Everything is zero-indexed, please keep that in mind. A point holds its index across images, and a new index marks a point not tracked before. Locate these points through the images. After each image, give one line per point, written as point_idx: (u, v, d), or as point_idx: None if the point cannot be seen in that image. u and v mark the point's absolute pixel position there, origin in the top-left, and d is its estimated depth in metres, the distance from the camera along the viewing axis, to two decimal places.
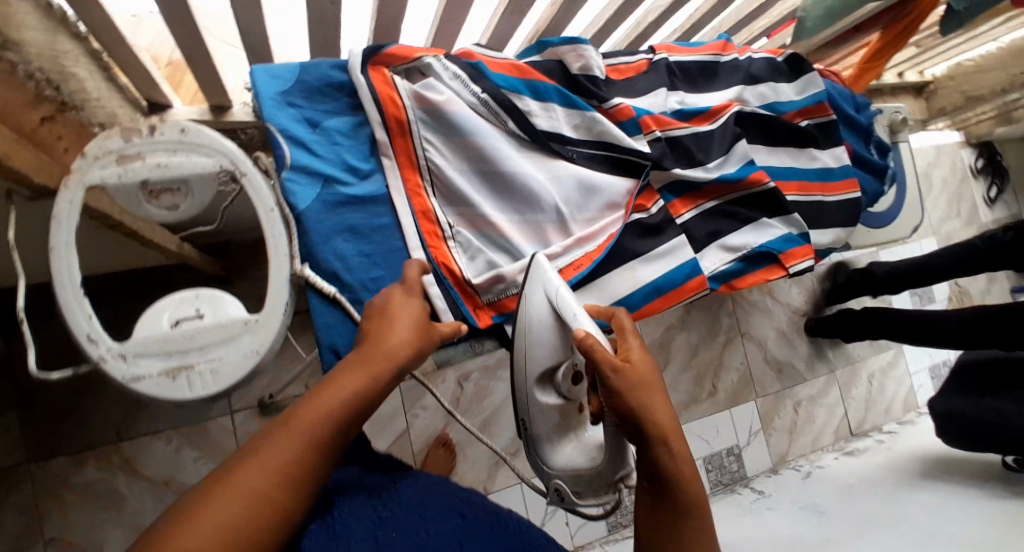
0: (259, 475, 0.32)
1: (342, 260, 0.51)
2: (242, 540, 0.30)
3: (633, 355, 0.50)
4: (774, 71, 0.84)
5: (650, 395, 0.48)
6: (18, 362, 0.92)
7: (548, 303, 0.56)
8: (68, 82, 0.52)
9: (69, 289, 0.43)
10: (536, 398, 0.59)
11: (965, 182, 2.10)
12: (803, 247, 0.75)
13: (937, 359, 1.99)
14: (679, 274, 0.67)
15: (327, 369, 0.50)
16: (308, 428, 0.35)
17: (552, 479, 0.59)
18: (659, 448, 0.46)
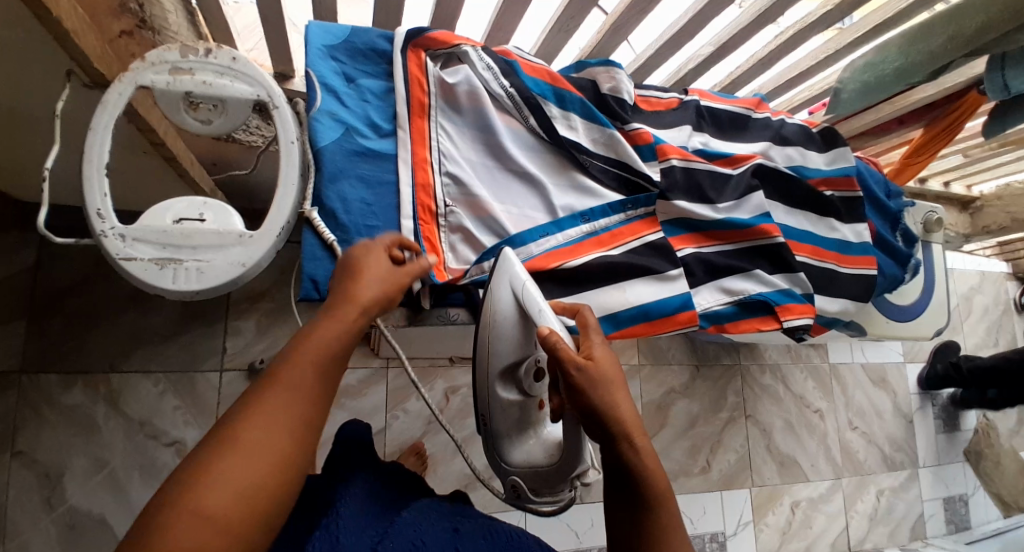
0: (275, 423, 0.34)
1: (344, 202, 0.54)
2: (276, 474, 0.33)
3: (596, 353, 0.49)
4: (806, 138, 0.86)
5: (612, 393, 0.46)
6: (44, 273, 0.98)
7: (514, 298, 0.55)
8: (152, 7, 0.59)
9: (94, 167, 0.47)
10: (497, 393, 0.59)
11: (1006, 314, 2.01)
12: (803, 305, 0.74)
13: (954, 491, 1.84)
14: (671, 303, 0.66)
15: (302, 296, 0.52)
16: (303, 373, 0.37)
17: (508, 475, 0.59)
18: (624, 447, 0.45)
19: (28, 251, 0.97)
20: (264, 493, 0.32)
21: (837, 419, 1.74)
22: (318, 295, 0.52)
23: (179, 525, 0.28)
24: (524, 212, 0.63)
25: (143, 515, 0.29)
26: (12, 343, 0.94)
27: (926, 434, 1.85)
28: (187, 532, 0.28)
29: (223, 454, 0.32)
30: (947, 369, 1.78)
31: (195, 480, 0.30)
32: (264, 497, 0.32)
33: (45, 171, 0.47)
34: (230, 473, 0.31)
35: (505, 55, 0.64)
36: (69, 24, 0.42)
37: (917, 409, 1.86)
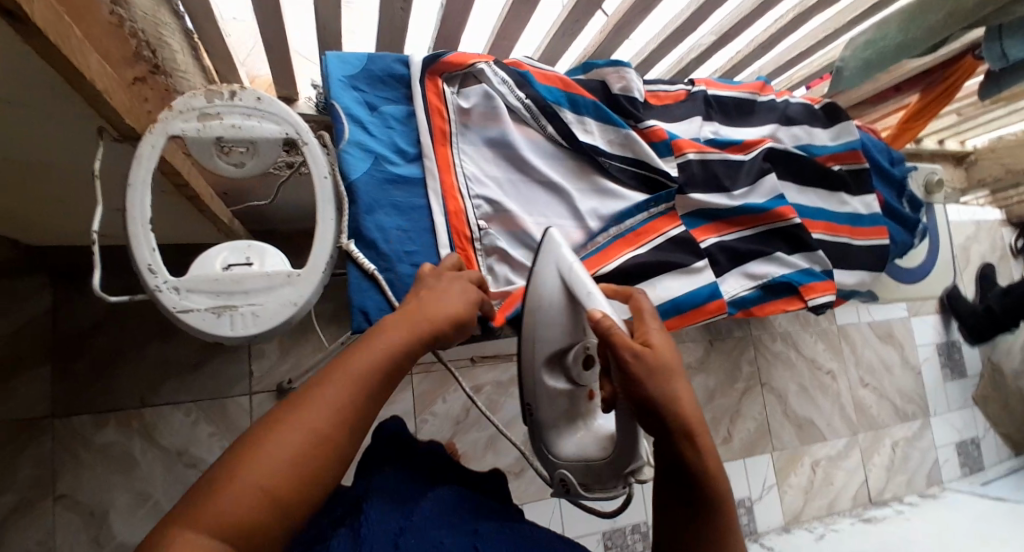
0: (317, 420, 0.34)
1: (381, 231, 0.55)
2: (305, 471, 0.32)
3: (654, 341, 0.47)
4: (810, 115, 0.87)
5: (673, 385, 0.44)
6: (65, 316, 0.98)
7: (560, 281, 0.56)
8: (163, 49, 0.60)
9: (138, 224, 0.47)
10: (544, 382, 0.56)
11: (1003, 260, 2.06)
12: (824, 283, 0.76)
13: (966, 436, 1.90)
14: (699, 295, 0.68)
15: (356, 329, 0.52)
16: (357, 374, 0.36)
17: (557, 469, 0.55)
18: (684, 444, 0.43)
19: (46, 296, 0.97)
20: (305, 484, 0.32)
21: (848, 377, 1.79)
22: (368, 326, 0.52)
23: (231, 497, 0.30)
24: (552, 222, 0.65)
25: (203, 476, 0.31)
26: (41, 389, 0.94)
27: (935, 383, 1.90)
28: (236, 506, 0.30)
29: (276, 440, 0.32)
30: (978, 314, 1.82)
31: (250, 456, 0.32)
32: (291, 491, 0.32)
33: (93, 234, 0.47)
34: (280, 459, 0.32)
35: (518, 66, 0.64)
36: (102, 85, 0.41)
37: (925, 360, 1.91)
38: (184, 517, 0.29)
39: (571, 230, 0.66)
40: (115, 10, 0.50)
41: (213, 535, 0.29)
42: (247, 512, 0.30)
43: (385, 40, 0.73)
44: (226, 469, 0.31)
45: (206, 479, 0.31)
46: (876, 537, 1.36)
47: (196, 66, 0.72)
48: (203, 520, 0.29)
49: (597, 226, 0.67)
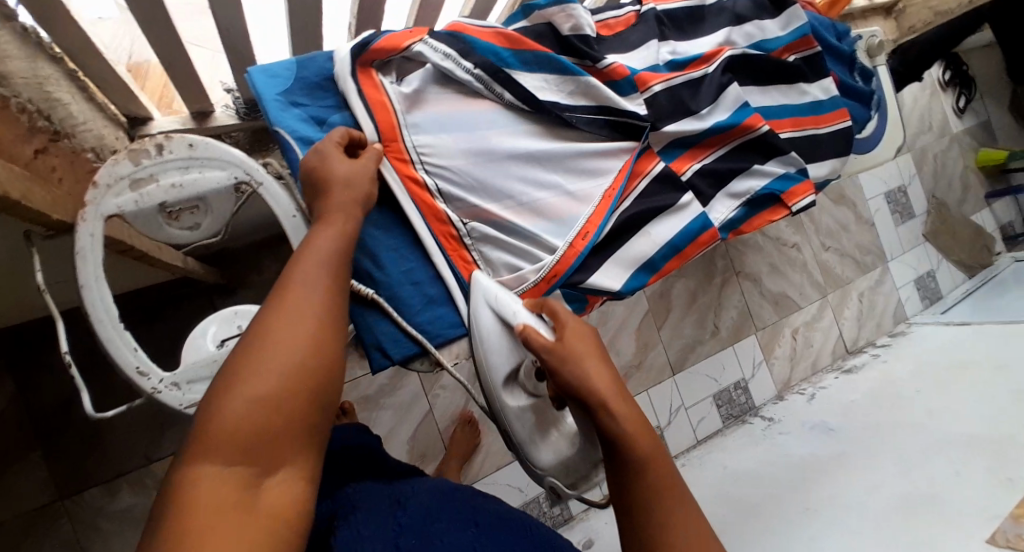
0: (292, 325, 0.38)
1: (374, 258, 0.57)
2: (302, 367, 0.36)
3: (565, 332, 0.49)
4: (757, 8, 0.83)
5: (581, 366, 0.47)
6: (33, 396, 0.91)
7: (493, 313, 0.57)
8: (56, 110, 0.54)
9: (108, 325, 0.43)
10: (508, 405, 0.55)
11: (933, 97, 2.14)
12: (803, 184, 0.78)
13: (921, 271, 2.07)
14: (691, 229, 0.69)
15: (377, 366, 0.57)
16: (306, 283, 0.41)
17: (544, 478, 0.57)
18: (602, 416, 0.45)
19: (6, 382, 0.89)
20: (312, 372, 0.37)
21: (812, 246, 1.88)
22: (390, 359, 0.57)
23: (230, 413, 0.33)
24: (535, 197, 0.63)
25: (195, 417, 0.34)
26: (36, 477, 0.90)
27: (888, 231, 2.03)
28: (243, 411, 0.33)
29: (250, 360, 0.35)
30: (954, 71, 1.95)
31: (231, 382, 0.34)
32: (301, 384, 0.36)
33: (65, 356, 0.51)
34: (262, 374, 0.35)
35: (457, 33, 0.60)
36: (17, 192, 0.37)
37: (877, 212, 2.02)
38: (192, 451, 0.32)
39: (558, 198, 0.64)
40: None
41: (232, 445, 0.32)
42: (254, 422, 0.33)
43: (300, 30, 0.65)
44: (223, 391, 0.34)
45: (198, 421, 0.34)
46: (861, 386, 1.50)
47: (92, 110, 0.63)
48: (213, 444, 0.32)
49: (578, 188, 0.65)
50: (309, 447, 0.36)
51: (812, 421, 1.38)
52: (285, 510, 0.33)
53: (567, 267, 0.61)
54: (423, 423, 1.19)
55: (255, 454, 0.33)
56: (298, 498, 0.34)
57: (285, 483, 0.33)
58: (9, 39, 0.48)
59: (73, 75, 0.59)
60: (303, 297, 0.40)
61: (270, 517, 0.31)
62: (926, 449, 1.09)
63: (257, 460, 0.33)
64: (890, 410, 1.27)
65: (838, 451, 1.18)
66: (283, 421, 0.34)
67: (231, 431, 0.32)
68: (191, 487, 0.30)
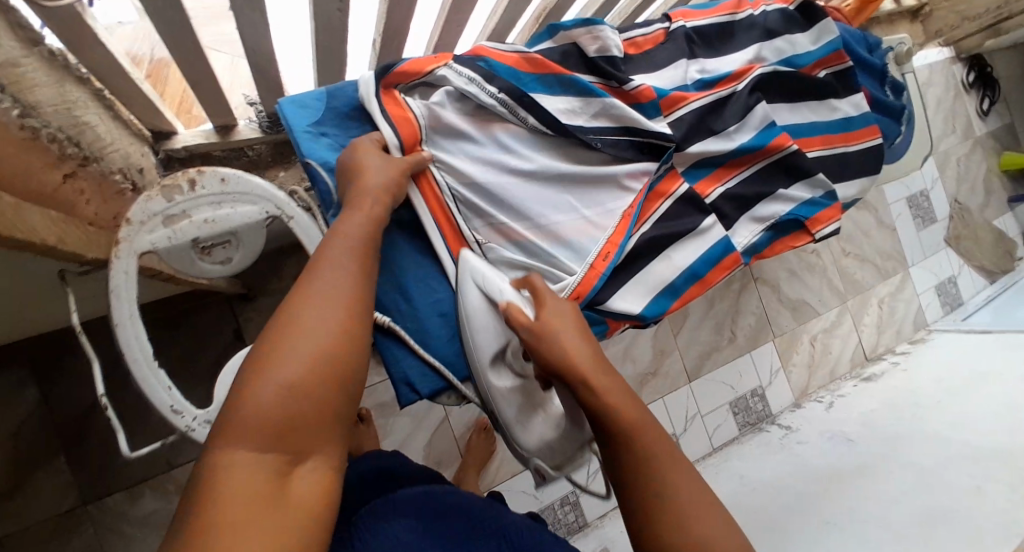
0: (325, 309, 0.38)
1: (402, 289, 0.57)
2: (334, 349, 0.36)
3: (545, 312, 0.49)
4: (788, 22, 0.81)
5: (558, 340, 0.46)
6: (58, 402, 0.92)
7: (480, 292, 0.55)
8: (84, 134, 0.53)
9: (144, 364, 0.43)
10: (493, 384, 0.55)
11: (958, 98, 2.09)
12: (829, 210, 0.76)
13: (942, 278, 2.03)
14: (714, 254, 0.68)
15: (406, 402, 0.57)
16: (337, 266, 0.42)
17: (530, 460, 0.54)
18: (585, 393, 0.44)
19: (33, 387, 0.91)
20: (345, 355, 0.37)
21: (831, 251, 1.85)
22: (418, 394, 0.57)
23: (260, 397, 0.32)
24: (551, 220, 0.62)
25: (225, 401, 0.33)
26: (62, 482, 0.91)
27: (910, 235, 1.99)
28: (274, 396, 0.33)
29: (280, 344, 0.35)
30: None
31: (258, 366, 0.34)
32: (335, 366, 0.36)
33: (100, 397, 0.55)
34: (294, 357, 0.34)
35: (480, 57, 0.59)
36: (53, 237, 0.37)
37: (898, 216, 1.98)
38: (222, 437, 0.31)
39: (575, 224, 0.63)
40: (23, 123, 0.43)
41: (258, 432, 0.31)
42: (284, 408, 0.33)
43: (325, 48, 0.64)
44: (255, 373, 0.34)
45: (226, 404, 0.33)
46: (880, 395, 1.47)
47: (118, 128, 0.62)
48: (243, 429, 0.31)
49: (595, 213, 0.64)
50: (338, 437, 0.35)
51: (830, 431, 1.36)
52: (317, 504, 0.32)
53: (589, 290, 0.59)
54: (439, 431, 1.18)
55: (285, 443, 0.32)
56: (326, 488, 0.33)
57: (315, 474, 0.33)
58: (37, 66, 0.46)
59: (100, 93, 0.58)
60: (330, 284, 0.40)
61: (299, 507, 0.31)
62: (949, 461, 1.07)
63: (289, 446, 0.32)
64: (909, 422, 1.25)
65: (858, 463, 1.16)
66: (313, 406, 0.34)
67: (259, 415, 0.32)
68: (219, 472, 0.30)
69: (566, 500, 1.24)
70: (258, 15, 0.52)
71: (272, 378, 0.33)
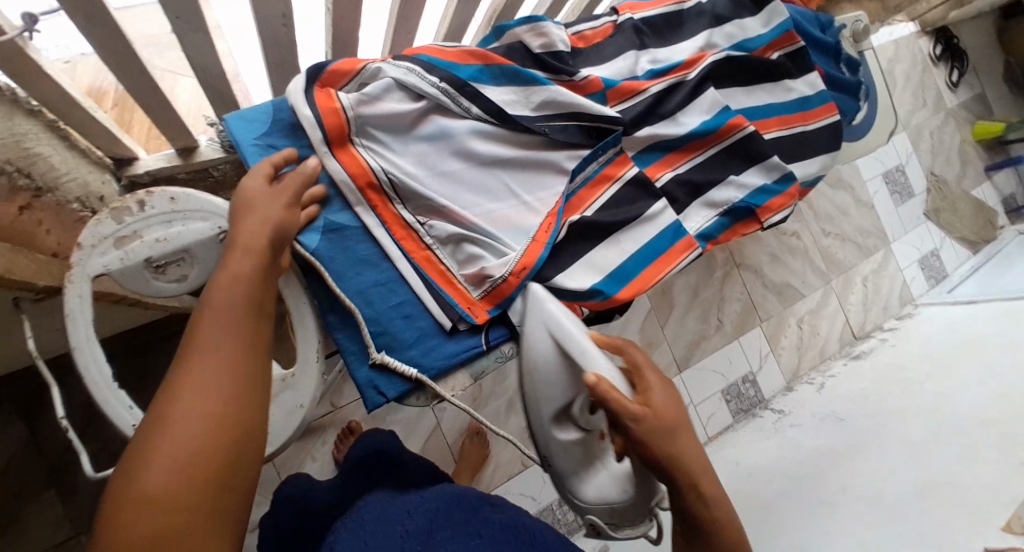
0: (200, 393, 0.36)
1: (362, 292, 0.58)
2: (211, 442, 0.34)
3: (653, 398, 0.50)
4: (737, 7, 0.83)
5: (677, 442, 0.49)
6: (42, 436, 0.91)
7: (550, 339, 0.57)
8: (36, 165, 0.54)
9: (102, 385, 0.44)
10: (556, 438, 0.58)
11: (927, 72, 2.12)
12: (781, 197, 0.77)
13: (925, 251, 2.05)
14: (665, 236, 0.69)
15: (373, 405, 0.57)
16: (214, 337, 0.39)
17: (585, 513, 0.58)
18: (688, 488, 0.50)
19: (16, 422, 0.90)
20: (226, 443, 0.35)
21: (813, 233, 1.87)
22: (385, 396, 0.58)
23: (130, 515, 0.30)
24: (494, 208, 0.64)
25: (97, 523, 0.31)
26: (53, 514, 0.90)
27: (889, 212, 2.01)
28: (144, 510, 0.31)
29: (149, 450, 0.33)
30: None
31: (130, 475, 0.32)
32: (213, 460, 0.34)
33: (62, 421, 0.52)
34: (163, 463, 0.32)
35: (418, 54, 0.61)
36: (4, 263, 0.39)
37: (877, 194, 2.00)
38: None
39: (514, 209, 0.64)
40: None
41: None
42: (158, 521, 0.31)
43: (276, 62, 0.65)
44: (123, 487, 0.31)
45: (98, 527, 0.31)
46: (870, 372, 1.48)
47: (75, 157, 0.63)
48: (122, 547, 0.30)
49: (535, 198, 0.65)
50: (231, 524, 0.34)
51: (822, 412, 1.37)
52: None
53: (533, 262, 0.59)
54: (430, 438, 1.18)
55: None
56: None
57: None
58: None
59: (54, 125, 0.59)
60: (208, 354, 0.38)
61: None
62: (935, 432, 1.08)
63: None
64: (895, 398, 1.26)
65: (849, 442, 1.17)
66: (192, 510, 0.32)
67: (131, 534, 0.30)
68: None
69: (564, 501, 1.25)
70: (202, 35, 0.53)
71: (142, 492, 0.31)
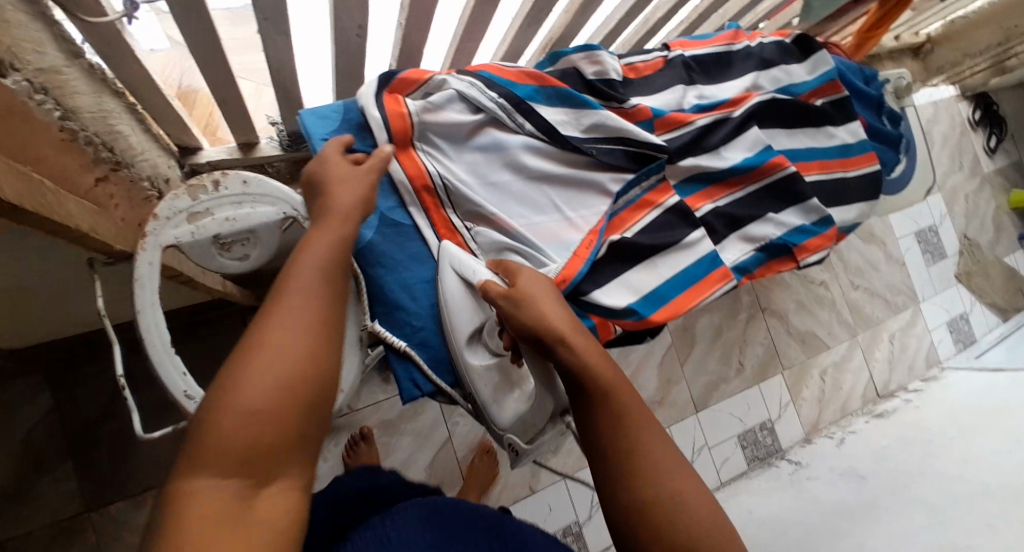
0: (297, 328, 0.39)
1: (406, 288, 0.59)
2: (303, 372, 0.37)
3: (520, 280, 0.54)
4: (784, 53, 0.85)
5: (537, 306, 0.51)
6: (69, 407, 0.94)
7: (457, 277, 0.59)
8: (118, 142, 0.58)
9: (160, 350, 0.46)
10: (471, 363, 0.58)
11: (964, 136, 2.12)
12: (818, 238, 0.77)
13: (954, 314, 2.01)
14: (702, 265, 0.70)
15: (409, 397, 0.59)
16: (307, 281, 0.42)
17: (503, 435, 0.59)
18: (562, 349, 0.49)
19: (45, 392, 0.92)
20: (316, 375, 0.38)
21: (840, 284, 1.85)
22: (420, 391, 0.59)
23: (227, 424, 0.33)
24: (537, 221, 0.66)
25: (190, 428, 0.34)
26: (68, 486, 0.92)
27: (920, 271, 1.99)
28: (237, 425, 0.33)
29: (245, 370, 0.36)
30: None
31: (230, 388, 0.35)
32: (304, 389, 0.37)
33: (121, 379, 0.53)
34: (260, 386, 0.35)
35: (481, 71, 0.64)
36: (85, 225, 0.39)
37: (908, 252, 1.98)
38: (190, 464, 0.32)
39: (556, 224, 0.67)
40: (63, 124, 0.46)
41: (223, 461, 0.32)
42: (247, 435, 0.33)
43: (343, 69, 0.69)
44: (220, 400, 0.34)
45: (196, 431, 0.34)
46: (893, 431, 1.44)
47: (149, 141, 0.67)
48: (209, 459, 0.32)
49: (577, 214, 0.68)
50: (312, 447, 0.37)
51: (841, 468, 1.33)
52: (285, 521, 0.34)
53: (573, 276, 0.61)
54: (441, 450, 1.18)
55: (253, 467, 0.33)
56: (294, 510, 0.35)
57: (284, 493, 0.34)
58: (78, 75, 0.50)
59: (133, 108, 0.63)
60: (303, 296, 0.41)
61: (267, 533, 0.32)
62: (959, 497, 1.03)
63: (254, 472, 0.33)
64: (919, 459, 1.22)
65: (868, 500, 1.13)
66: (281, 433, 0.35)
67: (227, 442, 0.33)
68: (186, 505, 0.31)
69: (568, 530, 1.23)
70: (283, 37, 0.57)
71: (241, 404, 0.34)
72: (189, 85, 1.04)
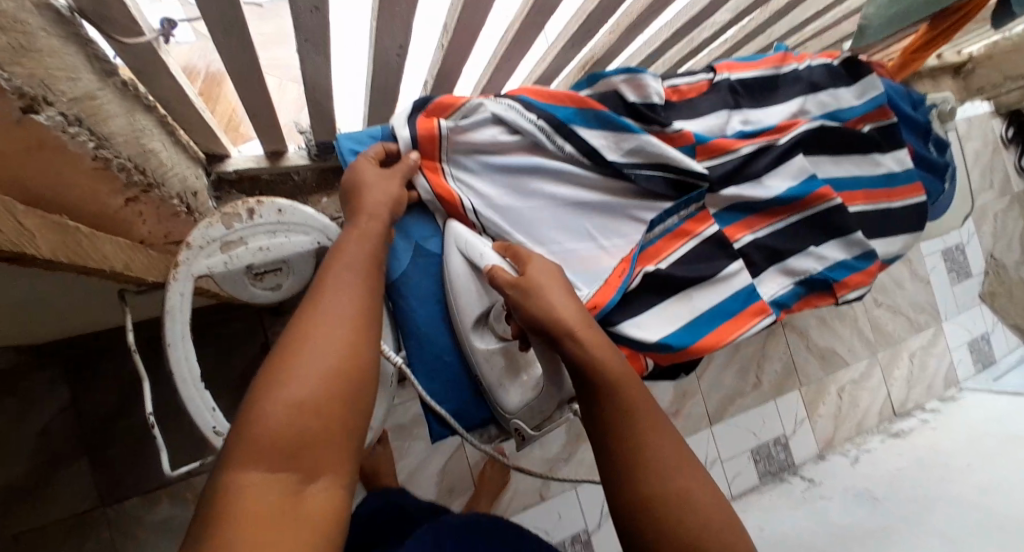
0: (335, 326, 0.41)
1: (437, 322, 0.61)
2: (342, 369, 0.39)
3: (529, 269, 0.52)
4: (833, 76, 0.82)
5: (546, 297, 0.49)
6: (85, 403, 0.93)
7: (464, 260, 0.59)
8: (149, 160, 0.55)
9: (192, 385, 0.45)
10: (475, 346, 0.59)
11: (996, 153, 2.06)
12: (860, 274, 0.75)
13: (976, 334, 1.97)
14: (739, 298, 0.68)
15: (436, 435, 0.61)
16: (341, 283, 0.44)
17: (510, 420, 0.60)
18: (568, 342, 0.48)
19: (63, 388, 0.92)
20: (355, 371, 0.40)
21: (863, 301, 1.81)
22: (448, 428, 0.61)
23: (273, 415, 0.35)
24: (568, 247, 0.64)
25: (236, 423, 0.36)
26: (82, 482, 0.91)
27: (943, 289, 1.94)
28: (282, 418, 0.35)
29: (289, 366, 0.38)
30: None
31: (275, 384, 0.37)
32: (343, 384, 0.39)
33: (150, 417, 0.55)
34: (302, 381, 0.37)
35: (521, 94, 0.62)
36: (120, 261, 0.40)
37: (933, 270, 1.93)
38: (237, 457, 0.34)
39: (588, 251, 0.65)
40: (98, 153, 0.44)
41: (269, 454, 0.34)
42: (294, 428, 0.35)
43: (379, 87, 0.66)
44: (266, 394, 0.36)
45: (241, 424, 0.35)
46: (909, 453, 1.41)
47: (178, 153, 0.66)
48: (254, 450, 0.34)
49: (611, 242, 0.66)
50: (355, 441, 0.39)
51: (855, 489, 1.30)
52: (327, 518, 0.34)
53: (606, 301, 0.60)
54: (454, 457, 1.17)
55: (296, 462, 0.34)
56: (335, 508, 0.35)
57: (327, 491, 0.35)
58: (111, 97, 0.48)
59: (163, 119, 0.62)
60: (337, 296, 0.43)
61: (312, 522, 0.33)
62: (977, 530, 1.01)
63: (299, 466, 0.34)
64: (936, 483, 1.19)
65: (883, 525, 1.10)
66: (322, 424, 0.36)
67: (271, 436, 0.34)
68: (234, 493, 0.32)
69: (577, 539, 1.22)
70: (322, 57, 0.55)
71: (285, 398, 0.36)
72: (213, 78, 1.02)
